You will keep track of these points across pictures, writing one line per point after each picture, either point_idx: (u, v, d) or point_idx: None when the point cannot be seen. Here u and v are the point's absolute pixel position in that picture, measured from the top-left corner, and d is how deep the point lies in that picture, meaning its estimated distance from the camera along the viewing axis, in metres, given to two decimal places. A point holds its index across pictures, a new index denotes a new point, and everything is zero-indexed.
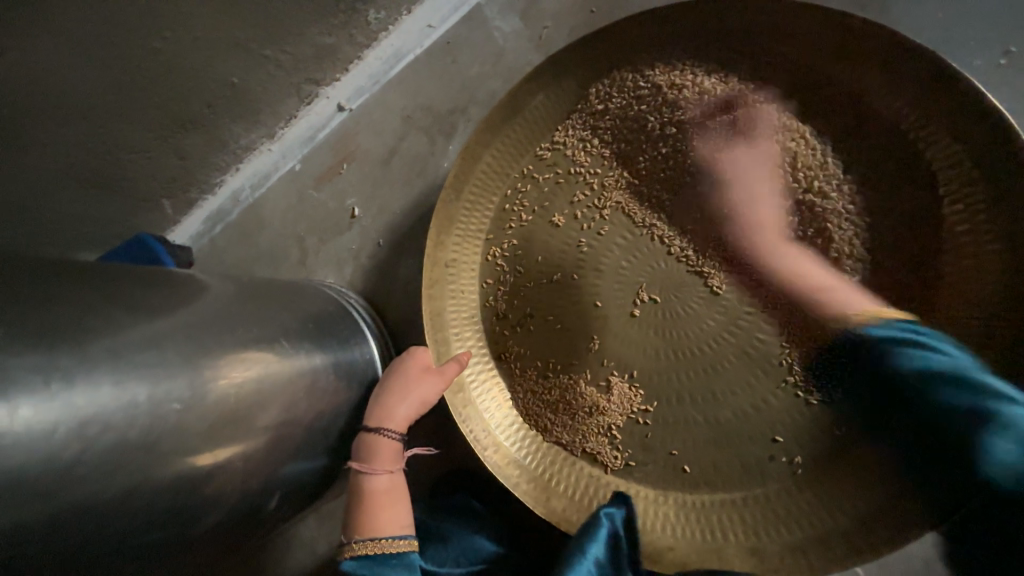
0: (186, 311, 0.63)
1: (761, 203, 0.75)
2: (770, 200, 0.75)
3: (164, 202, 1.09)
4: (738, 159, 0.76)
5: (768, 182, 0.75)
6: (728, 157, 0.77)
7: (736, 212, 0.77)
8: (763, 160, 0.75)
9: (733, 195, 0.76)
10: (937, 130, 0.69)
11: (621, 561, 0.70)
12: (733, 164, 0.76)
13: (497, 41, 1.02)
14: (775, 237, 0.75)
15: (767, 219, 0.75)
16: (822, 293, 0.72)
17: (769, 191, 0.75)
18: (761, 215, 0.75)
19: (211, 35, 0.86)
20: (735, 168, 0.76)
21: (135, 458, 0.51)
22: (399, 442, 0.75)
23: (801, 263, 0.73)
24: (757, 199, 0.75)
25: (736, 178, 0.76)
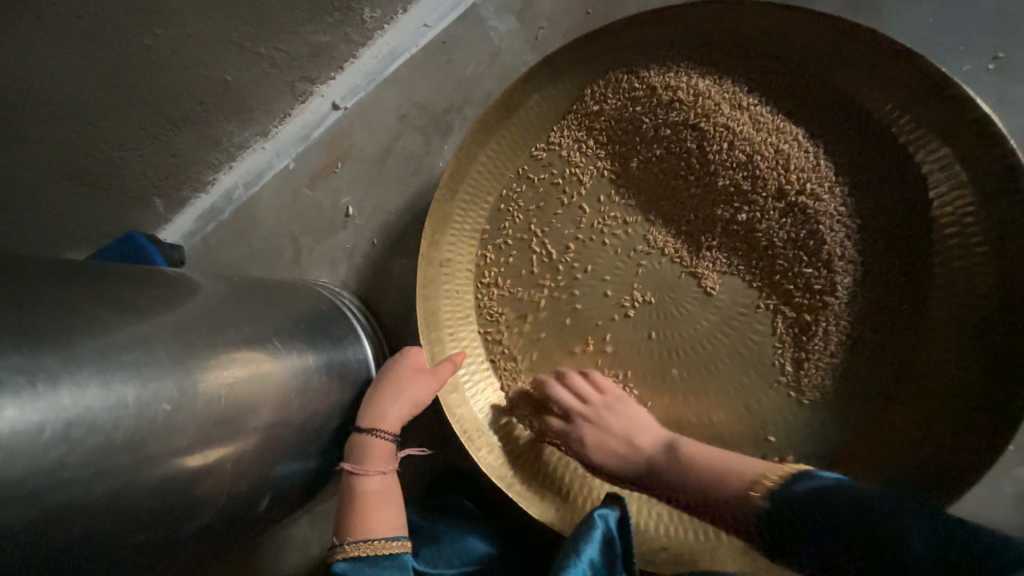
0: (177, 311, 0.62)
1: (641, 426, 0.77)
2: (648, 424, 0.77)
3: (156, 201, 1.08)
4: (590, 406, 0.79)
5: (630, 406, 0.79)
6: (598, 407, 0.79)
7: (633, 437, 0.77)
8: (614, 391, 0.80)
9: (614, 444, 0.77)
10: (927, 134, 0.69)
11: (615, 562, 0.70)
12: (588, 406, 0.79)
13: (493, 41, 1.02)
14: (665, 442, 0.75)
15: (653, 442, 0.76)
16: (731, 475, 0.69)
17: (632, 419, 0.78)
18: (643, 438, 0.77)
19: (203, 33, 0.85)
20: (591, 395, 0.80)
21: (123, 459, 0.50)
22: (392, 444, 0.74)
23: (697, 461, 0.71)
24: (620, 423, 0.78)
25: (597, 403, 0.79)
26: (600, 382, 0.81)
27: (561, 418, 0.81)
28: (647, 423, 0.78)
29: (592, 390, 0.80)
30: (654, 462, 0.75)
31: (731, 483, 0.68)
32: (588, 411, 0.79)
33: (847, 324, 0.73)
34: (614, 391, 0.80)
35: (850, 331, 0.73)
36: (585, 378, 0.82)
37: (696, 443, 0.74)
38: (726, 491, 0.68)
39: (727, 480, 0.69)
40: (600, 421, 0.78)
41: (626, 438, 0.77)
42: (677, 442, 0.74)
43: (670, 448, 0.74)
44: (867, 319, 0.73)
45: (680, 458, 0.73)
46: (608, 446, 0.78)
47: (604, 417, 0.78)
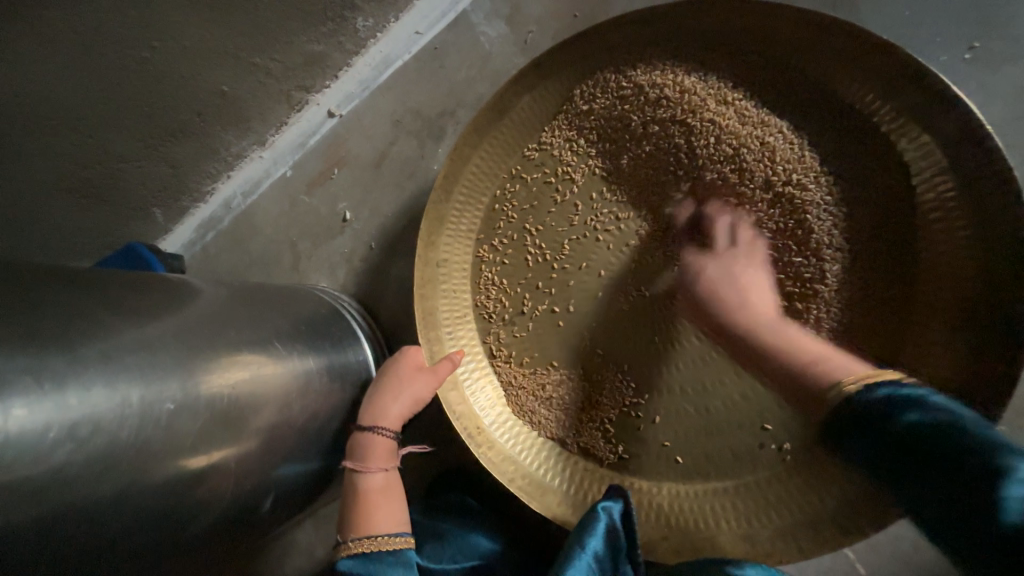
0: (179, 315, 0.63)
1: (758, 296, 0.75)
2: (764, 293, 0.75)
3: (156, 211, 1.10)
4: (737, 259, 0.77)
5: (759, 277, 0.76)
6: (727, 259, 0.77)
7: (749, 299, 0.75)
8: (758, 265, 0.77)
9: (731, 293, 0.75)
10: (908, 123, 0.71)
11: (620, 553, 0.71)
12: (730, 257, 0.77)
13: (483, 46, 1.04)
14: (773, 321, 0.73)
15: (764, 314, 0.74)
16: (812, 365, 0.67)
17: (756, 285, 0.76)
18: (759, 308, 0.75)
19: (199, 44, 0.87)
20: (727, 242, 0.78)
21: (128, 458, 0.51)
22: (393, 441, 0.75)
23: (794, 340, 0.71)
24: (749, 286, 0.76)
25: (738, 262, 0.77)
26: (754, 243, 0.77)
27: (711, 258, 0.78)
28: (764, 294, 0.76)
29: (750, 250, 0.77)
30: (754, 327, 0.73)
31: (814, 372, 0.66)
32: (722, 270, 0.77)
33: (838, 312, 0.74)
34: (758, 259, 0.77)
35: (842, 317, 0.74)
36: (748, 238, 0.77)
37: (801, 333, 0.72)
38: (805, 377, 0.67)
39: (813, 368, 0.67)
40: (726, 271, 0.77)
41: (738, 297, 0.75)
42: (785, 325, 0.73)
43: (775, 326, 0.73)
44: (857, 306, 0.74)
45: (783, 334, 0.72)
46: (720, 287, 0.76)
47: (735, 283, 0.76)
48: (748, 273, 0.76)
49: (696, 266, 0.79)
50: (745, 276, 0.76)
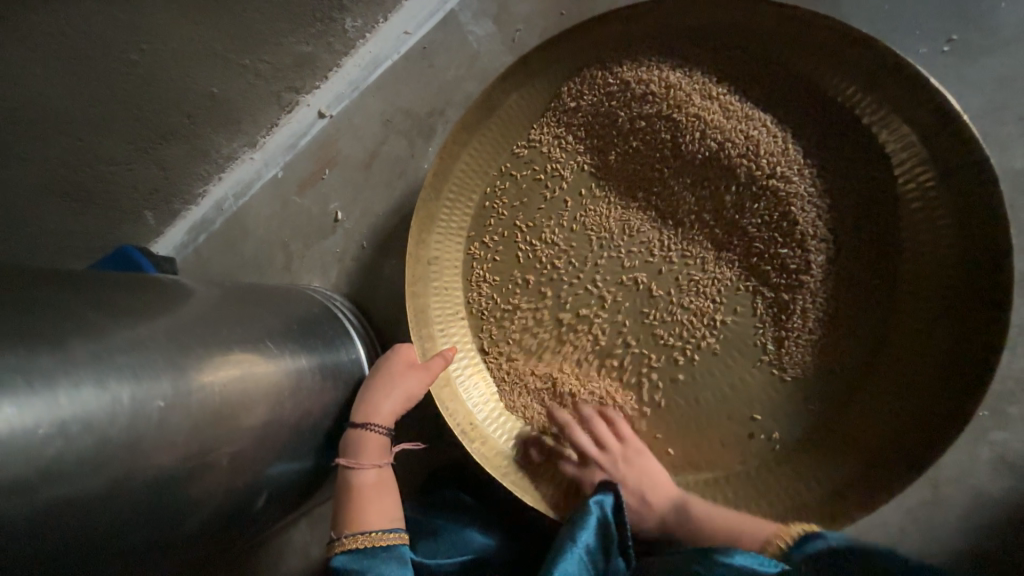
0: (171, 315, 0.64)
1: (654, 481, 0.77)
2: (658, 480, 0.76)
3: (147, 214, 1.10)
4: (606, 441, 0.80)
5: (642, 458, 0.78)
6: (612, 444, 0.79)
7: (647, 489, 0.76)
8: (631, 442, 0.79)
9: (631, 491, 0.76)
10: (889, 114, 0.72)
11: (611, 548, 0.70)
12: (602, 446, 0.80)
13: (472, 45, 1.05)
14: (677, 497, 0.75)
15: (661, 502, 0.75)
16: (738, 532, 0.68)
17: (646, 469, 0.78)
18: (654, 496, 0.76)
19: (187, 47, 0.87)
20: (601, 436, 0.80)
21: (119, 456, 0.52)
22: (386, 437, 0.76)
23: (705, 513, 0.72)
24: (637, 476, 0.77)
25: (613, 445, 0.79)
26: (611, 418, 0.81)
27: (582, 437, 0.80)
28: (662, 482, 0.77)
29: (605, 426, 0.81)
30: (667, 525, 0.74)
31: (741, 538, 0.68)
32: (596, 460, 0.79)
33: (823, 301, 0.75)
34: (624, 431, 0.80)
35: (827, 307, 0.75)
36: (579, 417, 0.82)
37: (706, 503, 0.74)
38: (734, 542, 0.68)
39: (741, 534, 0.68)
40: (614, 473, 0.78)
41: (637, 490, 0.76)
42: (690, 501, 0.74)
43: (681, 506, 0.74)
44: (842, 296, 0.75)
45: (690, 518, 0.72)
46: (622, 486, 0.77)
47: (617, 472, 0.78)
48: (644, 462, 0.78)
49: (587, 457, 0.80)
50: (642, 467, 0.78)
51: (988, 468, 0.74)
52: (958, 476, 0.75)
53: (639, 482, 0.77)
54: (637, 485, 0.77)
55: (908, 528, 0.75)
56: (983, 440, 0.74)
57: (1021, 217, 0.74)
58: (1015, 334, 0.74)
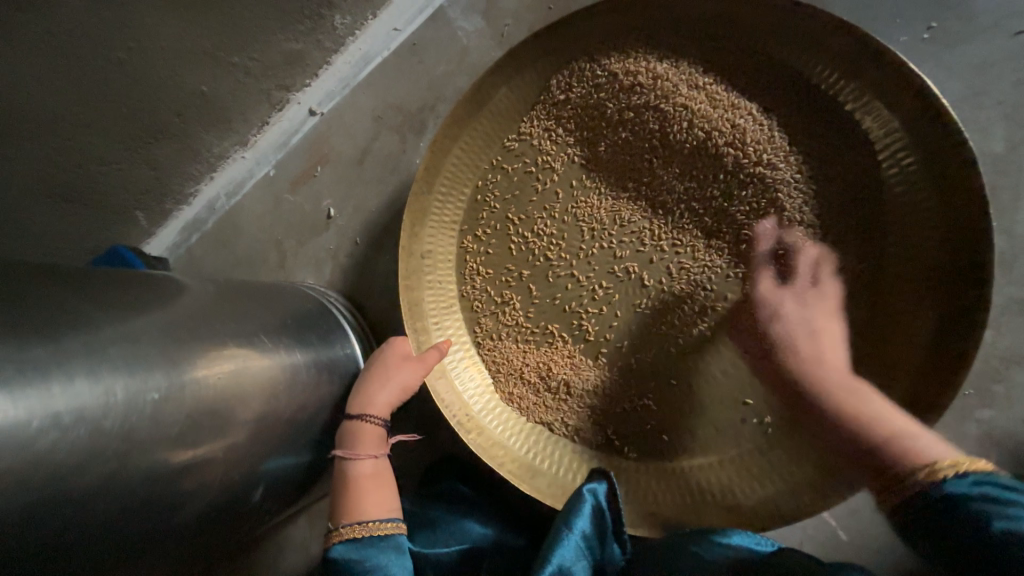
0: (164, 309, 0.64)
1: (832, 354, 0.72)
2: (838, 350, 0.73)
3: (139, 214, 1.09)
4: (814, 310, 0.74)
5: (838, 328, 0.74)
6: (809, 308, 0.74)
7: (825, 357, 0.72)
8: (835, 309, 0.74)
9: (798, 350, 0.73)
10: (871, 101, 0.73)
11: (607, 533, 0.72)
12: (811, 295, 0.75)
13: (461, 40, 1.05)
14: (848, 380, 0.71)
15: (834, 369, 0.72)
16: (901, 440, 0.64)
17: (840, 341, 0.73)
18: (826, 357, 0.73)
19: (176, 45, 0.87)
20: (792, 287, 0.75)
21: (113, 447, 0.52)
22: (382, 428, 0.77)
23: (867, 406, 0.68)
24: (818, 344, 0.73)
25: (820, 311, 0.74)
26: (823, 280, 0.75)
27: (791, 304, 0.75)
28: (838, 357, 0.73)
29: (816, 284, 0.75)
30: (824, 383, 0.71)
31: (905, 447, 0.64)
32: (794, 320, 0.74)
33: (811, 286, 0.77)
34: (830, 302, 0.74)
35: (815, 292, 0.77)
36: (813, 275, 0.75)
37: (880, 400, 0.69)
38: (895, 446, 0.64)
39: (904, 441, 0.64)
40: (805, 326, 0.74)
41: (813, 349, 0.73)
42: (859, 388, 0.70)
43: (849, 385, 0.71)
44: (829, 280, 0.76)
45: (855, 395, 0.70)
46: (801, 342, 0.73)
47: (814, 338, 0.73)
48: (834, 329, 0.74)
49: (773, 310, 0.75)
50: (831, 335, 0.74)
51: (974, 445, 0.75)
52: None
53: (821, 346, 0.73)
54: (811, 348, 0.73)
55: None
56: (970, 418, 0.76)
57: (1001, 198, 0.76)
58: (998, 313, 0.75)
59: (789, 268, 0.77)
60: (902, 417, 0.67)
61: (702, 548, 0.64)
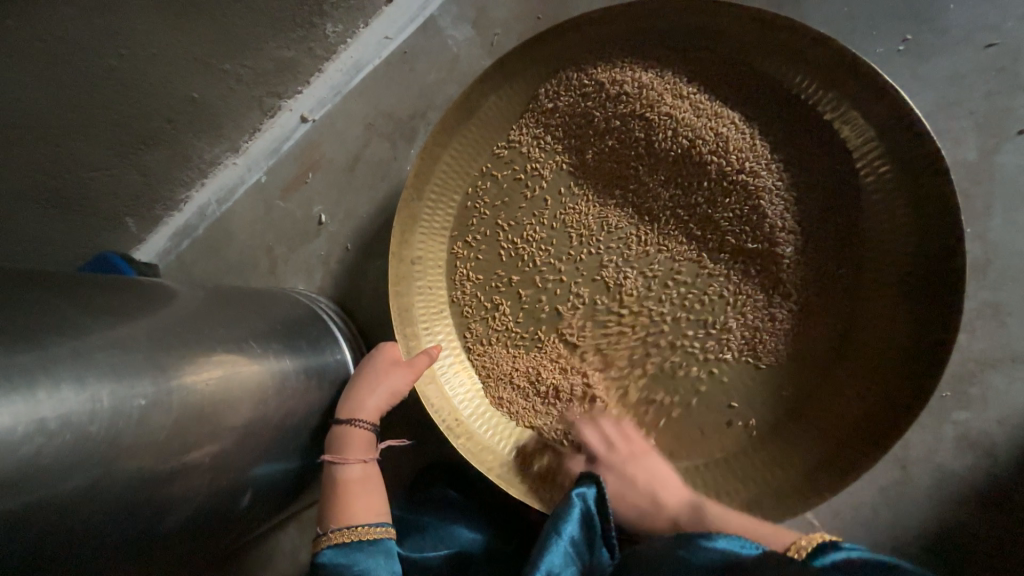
0: (152, 316, 0.64)
1: (665, 481, 0.75)
2: (670, 481, 0.75)
3: (128, 221, 1.09)
4: (618, 457, 0.78)
5: (654, 462, 0.78)
6: (614, 461, 0.78)
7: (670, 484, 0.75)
8: (643, 449, 0.79)
9: (637, 498, 0.73)
10: (849, 111, 0.75)
11: (596, 538, 0.70)
12: (614, 452, 0.79)
13: (451, 49, 1.07)
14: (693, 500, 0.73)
15: (675, 500, 0.73)
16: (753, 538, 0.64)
17: (648, 473, 0.76)
18: (667, 494, 0.74)
19: (167, 52, 0.87)
20: (619, 445, 0.80)
21: (98, 452, 0.52)
22: (371, 432, 0.78)
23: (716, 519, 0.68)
24: (650, 479, 0.75)
25: (619, 460, 0.78)
26: (630, 438, 0.81)
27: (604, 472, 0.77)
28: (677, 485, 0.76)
29: (624, 438, 0.80)
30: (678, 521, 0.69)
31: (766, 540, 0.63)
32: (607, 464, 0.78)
33: (793, 291, 0.78)
34: (640, 447, 0.79)
35: (797, 296, 0.78)
36: (607, 437, 0.81)
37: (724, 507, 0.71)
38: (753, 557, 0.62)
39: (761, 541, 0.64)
40: (623, 473, 0.77)
41: (649, 490, 0.74)
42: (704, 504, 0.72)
43: (695, 508, 0.71)
44: (810, 285, 0.78)
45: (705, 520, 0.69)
46: (626, 489, 0.75)
47: (642, 480, 0.75)
48: (644, 462, 0.77)
49: (592, 482, 0.77)
50: (642, 467, 0.77)
51: (952, 446, 0.77)
52: (925, 455, 0.78)
53: (637, 488, 0.75)
54: (648, 486, 0.74)
55: (880, 506, 0.78)
56: (947, 419, 0.77)
57: (974, 205, 0.78)
58: (973, 317, 0.78)
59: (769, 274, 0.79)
60: (754, 521, 0.68)
61: (688, 552, 0.60)
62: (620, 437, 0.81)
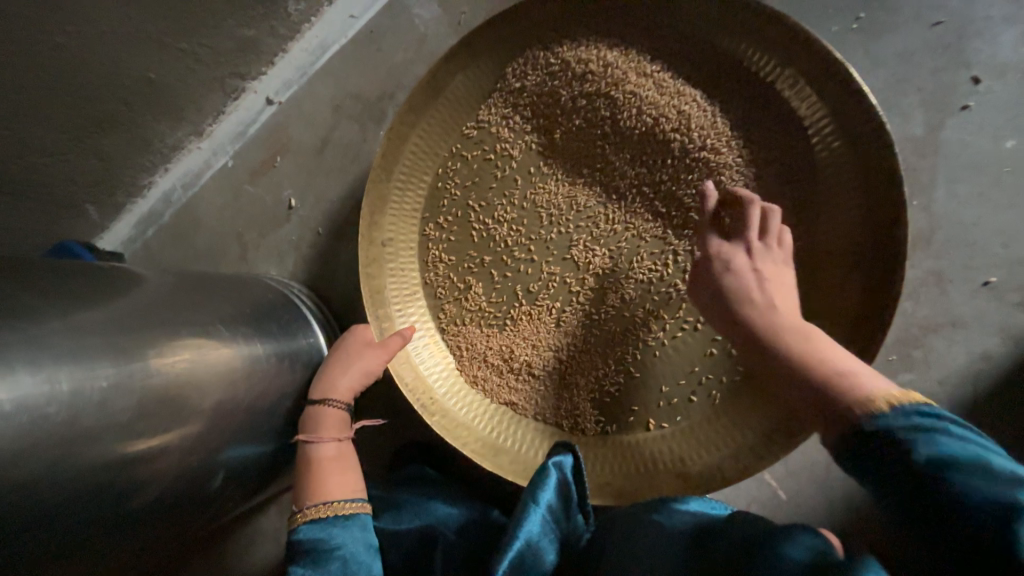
0: (112, 300, 0.63)
1: (781, 291, 0.70)
2: (789, 295, 0.70)
3: (89, 208, 1.05)
4: (751, 254, 0.73)
5: (789, 279, 0.72)
6: (762, 255, 0.73)
7: (788, 293, 0.71)
8: (785, 258, 0.74)
9: (751, 291, 0.70)
10: (805, 87, 0.77)
11: (570, 503, 0.74)
12: (762, 248, 0.73)
13: (418, 28, 1.05)
14: (796, 320, 0.66)
15: (791, 315, 0.67)
16: (847, 377, 0.56)
17: (788, 287, 0.71)
18: (785, 304, 0.69)
19: (118, 29, 0.83)
20: (761, 239, 0.74)
21: (57, 434, 0.51)
22: (345, 411, 0.80)
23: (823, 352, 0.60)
24: (785, 290, 0.71)
25: (773, 257, 0.73)
26: (778, 241, 0.74)
27: (739, 256, 0.73)
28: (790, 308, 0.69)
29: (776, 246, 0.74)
30: (784, 329, 0.65)
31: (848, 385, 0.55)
32: (751, 254, 0.73)
33: None
34: (784, 262, 0.73)
35: None
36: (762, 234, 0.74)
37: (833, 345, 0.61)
38: (839, 384, 0.55)
39: (849, 378, 0.55)
40: (754, 262, 0.72)
41: (772, 292, 0.70)
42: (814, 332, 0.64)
43: (805, 331, 0.64)
44: None
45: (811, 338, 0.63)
46: (749, 284, 0.71)
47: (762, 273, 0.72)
48: (778, 268, 0.72)
49: (722, 261, 0.74)
50: (774, 270, 0.72)
51: None
52: None
53: (756, 284, 0.71)
54: (769, 286, 0.70)
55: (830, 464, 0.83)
56: (893, 381, 0.82)
57: (920, 178, 0.82)
58: (917, 285, 0.82)
59: None
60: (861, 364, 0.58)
61: (664, 516, 0.63)
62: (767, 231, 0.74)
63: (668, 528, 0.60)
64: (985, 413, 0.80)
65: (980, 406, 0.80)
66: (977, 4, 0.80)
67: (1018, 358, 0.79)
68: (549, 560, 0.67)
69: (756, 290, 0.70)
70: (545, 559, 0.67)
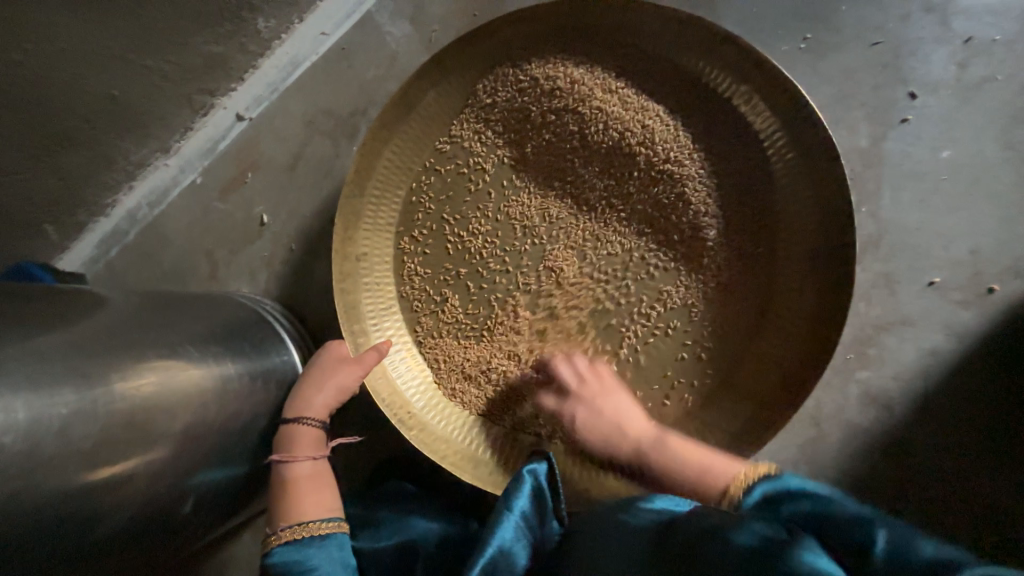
0: (74, 324, 0.60)
1: (627, 414, 0.81)
2: (632, 413, 0.81)
3: (49, 228, 1.02)
4: (578, 394, 0.83)
5: (626, 399, 0.83)
6: (592, 399, 0.83)
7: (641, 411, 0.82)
8: (609, 384, 0.84)
9: (605, 430, 0.80)
10: (759, 103, 0.82)
11: (545, 510, 0.74)
12: (584, 391, 0.83)
13: (390, 45, 1.07)
14: (652, 437, 0.77)
15: (641, 434, 0.78)
16: (706, 475, 0.66)
17: (631, 407, 0.82)
18: (634, 428, 0.79)
19: (80, 47, 0.81)
20: (585, 383, 0.84)
21: (15, 464, 0.50)
22: (321, 430, 0.79)
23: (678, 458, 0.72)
24: (627, 415, 0.81)
25: (585, 393, 0.83)
26: (586, 374, 0.85)
27: (576, 405, 0.83)
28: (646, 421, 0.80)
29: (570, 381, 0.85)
30: (641, 452, 0.76)
31: (704, 482, 0.65)
32: (589, 396, 0.83)
33: (717, 270, 0.85)
34: (610, 382, 0.84)
35: (720, 276, 0.85)
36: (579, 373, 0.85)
37: (685, 443, 0.74)
38: (696, 491, 0.66)
39: (702, 478, 0.66)
40: (591, 406, 0.82)
41: (615, 422, 0.80)
42: (665, 439, 0.75)
43: (658, 441, 0.76)
44: (732, 264, 0.84)
45: (666, 448, 0.74)
46: (595, 425, 0.81)
47: (594, 405, 0.82)
48: (613, 399, 0.82)
49: (573, 406, 0.84)
50: (613, 403, 0.82)
51: (857, 403, 0.86)
52: (836, 413, 0.86)
53: (609, 420, 0.81)
54: (615, 420, 0.80)
55: (798, 461, 0.87)
56: (852, 378, 0.86)
57: (867, 187, 0.87)
58: (870, 287, 0.87)
59: (693, 254, 0.86)
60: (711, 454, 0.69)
61: (630, 515, 0.62)
62: (589, 377, 0.85)
63: (632, 527, 0.59)
64: (936, 406, 0.85)
65: (931, 399, 0.85)
66: (911, 26, 0.87)
67: (963, 353, 0.85)
68: (522, 563, 0.66)
69: (610, 430, 0.80)
70: (517, 562, 0.66)
